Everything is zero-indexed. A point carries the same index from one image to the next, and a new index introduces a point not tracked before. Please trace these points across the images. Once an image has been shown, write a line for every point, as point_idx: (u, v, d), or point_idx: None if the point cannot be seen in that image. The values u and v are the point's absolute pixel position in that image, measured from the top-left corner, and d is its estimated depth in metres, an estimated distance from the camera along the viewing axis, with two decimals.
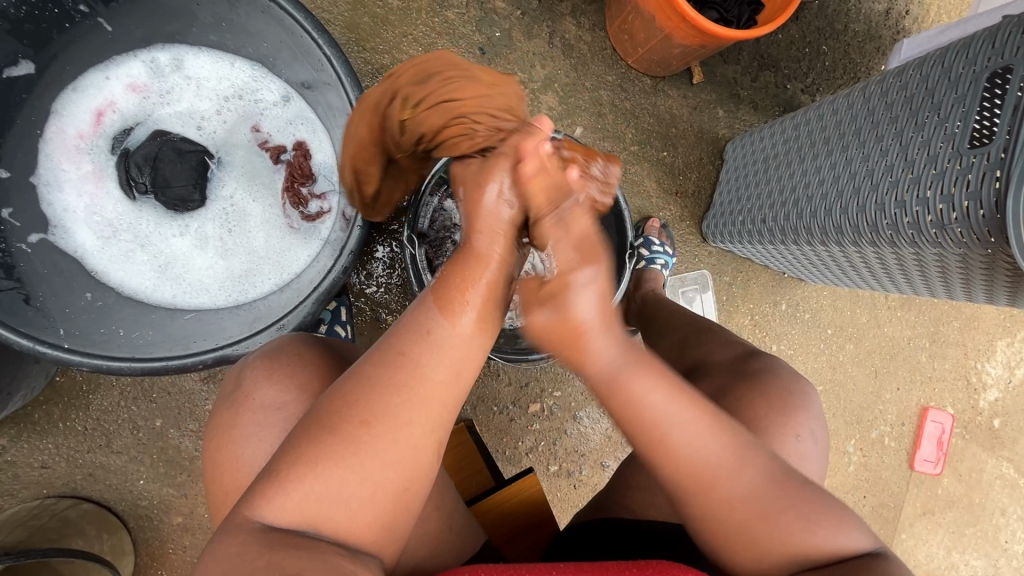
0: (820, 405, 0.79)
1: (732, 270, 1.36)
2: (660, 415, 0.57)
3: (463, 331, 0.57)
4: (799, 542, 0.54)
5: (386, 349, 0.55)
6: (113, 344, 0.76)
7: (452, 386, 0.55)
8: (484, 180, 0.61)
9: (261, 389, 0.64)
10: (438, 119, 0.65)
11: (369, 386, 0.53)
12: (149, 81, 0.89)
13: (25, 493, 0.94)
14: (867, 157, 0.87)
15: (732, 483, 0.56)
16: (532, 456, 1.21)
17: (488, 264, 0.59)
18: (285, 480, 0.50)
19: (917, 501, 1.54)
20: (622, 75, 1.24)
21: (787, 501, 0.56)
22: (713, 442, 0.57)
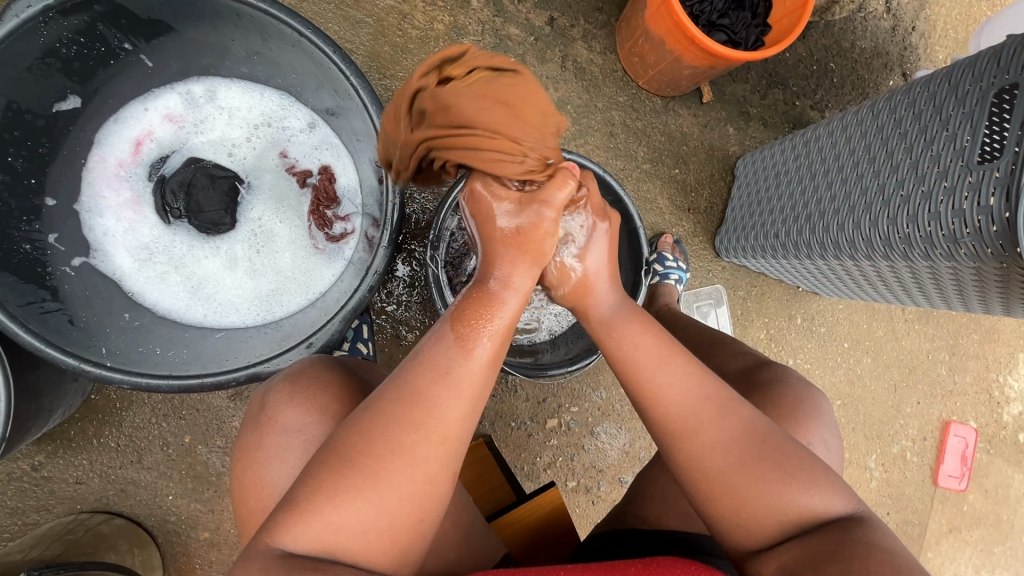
0: (834, 418, 0.80)
1: (746, 284, 1.37)
2: (642, 360, 0.64)
3: (479, 364, 0.57)
4: (781, 495, 0.59)
5: (403, 384, 0.56)
6: (152, 363, 0.79)
7: (465, 423, 0.56)
8: (523, 211, 0.60)
9: (284, 411, 0.66)
10: (496, 120, 0.59)
11: (385, 420, 0.54)
12: (183, 111, 0.94)
13: (59, 508, 0.97)
14: (877, 173, 0.89)
15: (711, 431, 0.61)
16: (550, 471, 1.22)
17: (505, 302, 0.60)
18: (306, 511, 0.51)
19: (942, 517, 1.51)
20: (633, 96, 1.27)
21: (766, 453, 0.60)
22: (695, 390, 0.62)
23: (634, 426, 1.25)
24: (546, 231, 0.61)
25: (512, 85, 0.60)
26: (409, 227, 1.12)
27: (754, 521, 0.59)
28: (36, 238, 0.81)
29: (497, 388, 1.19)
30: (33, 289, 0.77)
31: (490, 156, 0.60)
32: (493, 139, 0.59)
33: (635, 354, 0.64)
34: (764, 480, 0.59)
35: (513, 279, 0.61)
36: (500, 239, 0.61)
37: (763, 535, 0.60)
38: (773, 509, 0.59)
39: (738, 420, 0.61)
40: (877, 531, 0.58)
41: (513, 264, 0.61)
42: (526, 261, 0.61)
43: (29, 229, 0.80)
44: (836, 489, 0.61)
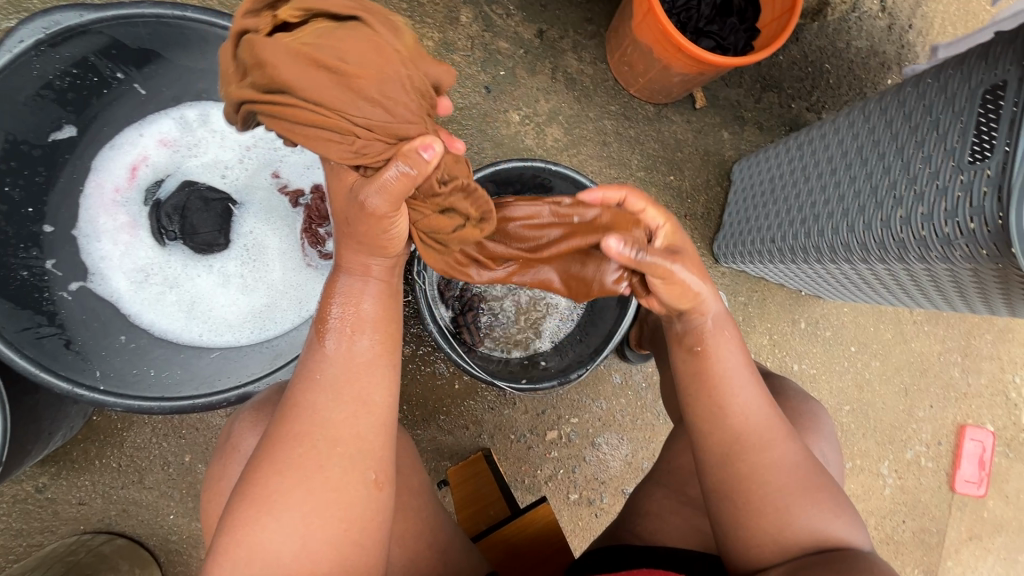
0: (831, 423, 0.78)
1: (747, 289, 1.35)
2: (723, 377, 0.63)
3: (357, 358, 0.58)
4: (818, 510, 0.60)
5: (287, 400, 0.58)
6: (145, 386, 0.80)
7: (355, 421, 0.57)
8: (364, 213, 0.56)
9: (242, 440, 0.67)
10: (317, 86, 0.52)
11: (273, 442, 0.56)
12: (174, 135, 0.95)
13: (63, 529, 0.98)
14: (869, 175, 0.88)
15: (777, 450, 0.61)
16: (551, 485, 1.21)
17: (367, 291, 0.60)
18: (214, 553, 0.53)
19: (962, 524, 1.47)
20: (625, 105, 1.27)
21: (817, 475, 0.62)
22: (767, 410, 0.63)
23: (635, 437, 1.24)
24: (364, 219, 0.56)
25: (348, 45, 0.52)
26: None
27: (791, 532, 0.59)
28: (34, 264, 0.83)
29: (495, 400, 1.19)
30: (29, 315, 0.78)
31: (312, 136, 0.54)
32: (317, 114, 0.53)
33: (724, 368, 0.63)
34: (809, 497, 0.60)
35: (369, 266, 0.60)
36: (348, 237, 0.59)
37: (789, 548, 0.59)
38: (807, 520, 0.59)
39: (798, 442, 0.63)
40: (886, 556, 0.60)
41: (363, 257, 0.60)
42: (363, 249, 0.59)
43: (26, 255, 0.83)
44: (857, 519, 0.63)
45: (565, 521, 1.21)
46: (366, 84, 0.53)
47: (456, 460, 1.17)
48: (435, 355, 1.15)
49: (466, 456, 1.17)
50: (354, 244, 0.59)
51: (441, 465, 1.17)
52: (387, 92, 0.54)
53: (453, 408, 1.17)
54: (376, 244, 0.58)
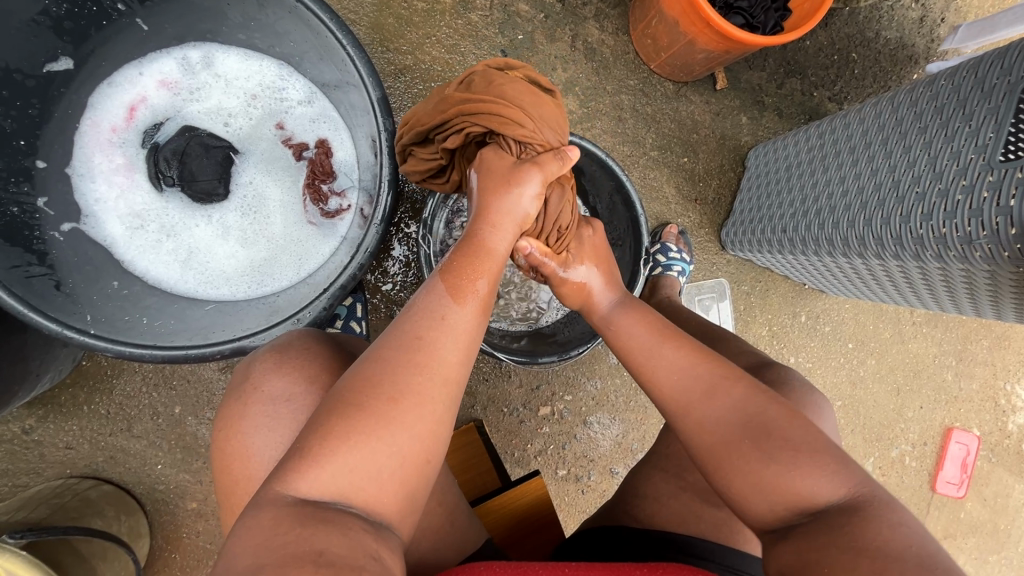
0: (834, 416, 0.78)
1: (750, 279, 1.33)
2: (640, 345, 0.71)
3: (472, 312, 0.59)
4: (773, 477, 0.56)
5: (402, 333, 0.56)
6: (136, 332, 0.77)
7: (463, 368, 0.56)
8: (517, 184, 0.66)
9: (274, 380, 0.66)
10: (519, 93, 0.69)
11: (387, 363, 0.54)
12: (176, 77, 0.92)
13: (49, 472, 0.97)
14: (893, 168, 0.85)
15: (700, 411, 0.62)
16: (540, 459, 1.21)
17: (493, 255, 0.63)
18: (316, 457, 0.50)
19: (937, 523, 1.49)
20: (644, 80, 1.23)
21: (748, 432, 0.59)
22: (680, 373, 0.66)
23: (627, 418, 1.24)
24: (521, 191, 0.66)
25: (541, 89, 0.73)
26: (410, 206, 1.10)
27: (743, 498, 0.57)
28: (24, 201, 0.79)
29: (491, 371, 1.18)
30: (20, 253, 0.74)
31: (502, 118, 0.67)
32: (512, 107, 0.68)
33: (630, 347, 0.72)
34: (745, 456, 0.57)
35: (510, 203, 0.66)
36: (490, 188, 0.66)
37: (762, 521, 0.57)
38: (760, 488, 0.56)
39: (726, 401, 0.61)
40: (882, 520, 0.51)
41: (496, 222, 0.65)
42: (501, 218, 0.65)
43: (17, 190, 0.79)
44: (834, 474, 0.55)
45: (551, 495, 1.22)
46: (550, 106, 0.71)
47: None
48: None
49: (457, 426, 1.16)
50: (496, 185, 0.66)
51: None
52: (558, 116, 0.72)
53: None
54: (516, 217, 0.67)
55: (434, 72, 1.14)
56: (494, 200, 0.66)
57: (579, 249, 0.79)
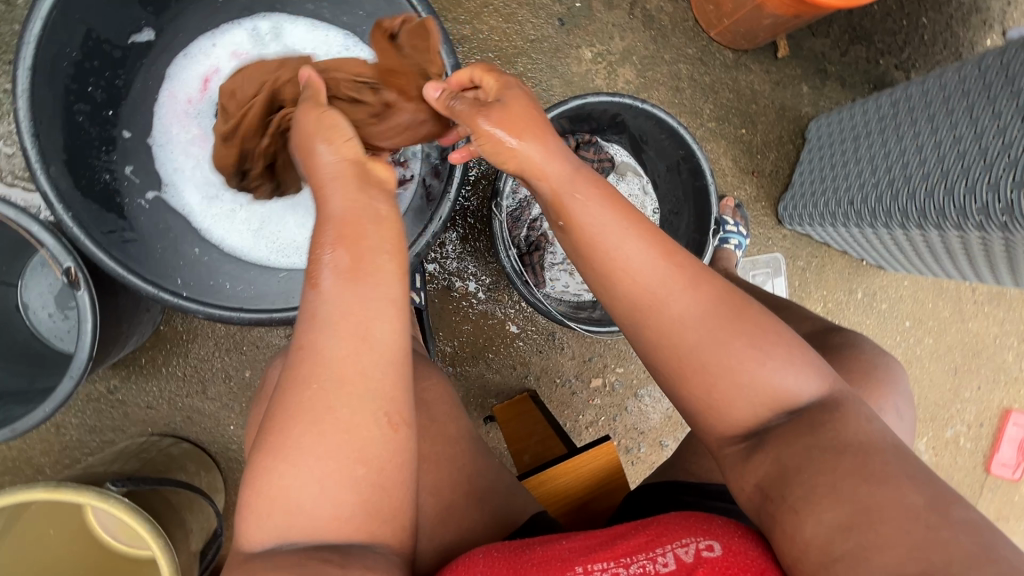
0: (907, 383, 0.75)
1: (806, 254, 1.31)
2: (601, 234, 0.59)
3: (342, 295, 0.54)
4: (745, 373, 0.57)
5: (291, 349, 0.55)
6: (222, 296, 0.81)
7: (357, 359, 0.54)
8: (315, 112, 0.64)
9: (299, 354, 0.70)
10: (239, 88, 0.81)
11: (286, 386, 0.54)
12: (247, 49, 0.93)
13: (133, 429, 1.03)
14: (979, 134, 0.81)
15: (674, 305, 0.58)
16: (591, 430, 1.23)
17: (334, 216, 0.57)
18: (243, 511, 0.53)
19: (990, 505, 1.46)
20: (703, 49, 1.20)
21: (734, 327, 0.58)
22: (655, 270, 0.59)
23: None
24: (315, 116, 0.63)
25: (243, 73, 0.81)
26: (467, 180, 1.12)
27: (723, 399, 0.57)
28: (114, 170, 0.82)
29: (544, 344, 1.19)
30: (114, 219, 0.78)
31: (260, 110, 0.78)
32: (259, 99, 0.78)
33: (595, 227, 0.60)
34: (720, 354, 0.57)
35: (331, 125, 0.62)
36: (310, 143, 0.62)
37: (739, 422, 0.57)
38: (741, 388, 0.57)
39: (692, 298, 0.59)
40: (845, 416, 0.55)
41: (316, 152, 0.61)
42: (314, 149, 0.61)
43: (107, 159, 0.81)
44: (799, 367, 0.58)
45: None
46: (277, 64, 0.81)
47: (502, 399, 1.19)
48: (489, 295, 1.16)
49: (512, 396, 1.18)
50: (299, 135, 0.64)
51: (486, 402, 1.18)
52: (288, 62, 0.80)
53: (503, 347, 1.18)
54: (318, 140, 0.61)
55: (491, 42, 1.12)
56: (309, 139, 0.62)
57: (514, 101, 0.63)
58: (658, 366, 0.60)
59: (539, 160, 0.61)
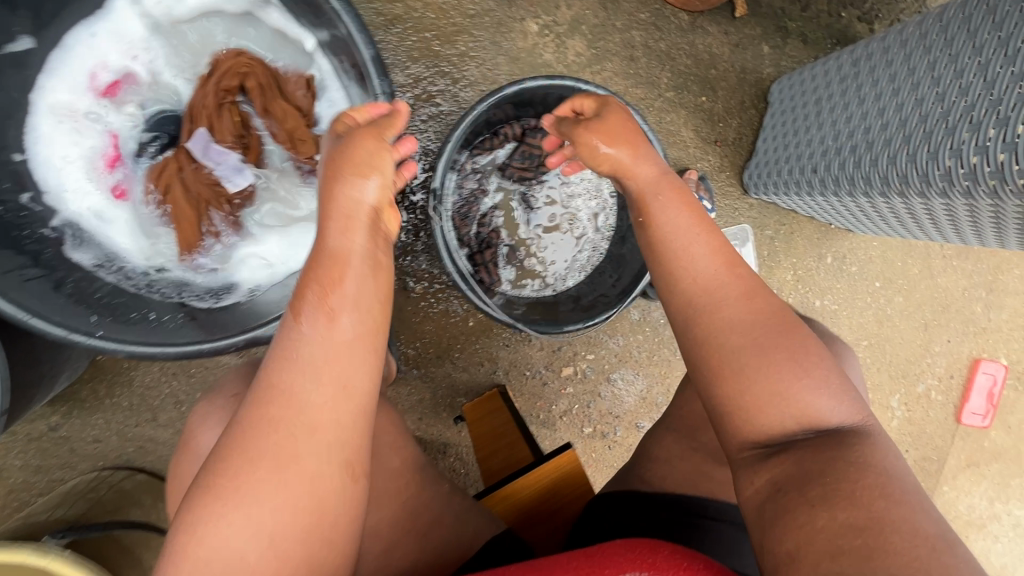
0: (859, 368, 0.76)
1: (774, 222, 1.27)
2: (677, 232, 0.65)
3: (337, 339, 0.53)
4: (784, 385, 0.56)
5: (260, 382, 0.53)
6: (145, 328, 0.74)
7: (335, 409, 0.52)
8: (379, 141, 0.61)
9: (230, 381, 0.64)
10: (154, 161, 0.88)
11: (245, 426, 0.51)
12: (141, 38, 0.88)
13: (83, 465, 0.97)
14: (941, 96, 0.76)
15: (727, 307, 0.60)
16: (566, 419, 1.21)
17: (346, 263, 0.56)
18: (172, 556, 0.49)
19: (962, 453, 1.49)
20: (656, 12, 1.13)
21: (781, 337, 0.58)
22: (719, 272, 0.62)
23: (651, 372, 1.22)
24: (375, 141, 0.60)
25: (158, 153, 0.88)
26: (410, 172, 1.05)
27: (755, 406, 0.56)
28: (8, 199, 0.78)
29: (511, 337, 1.16)
30: (13, 257, 0.73)
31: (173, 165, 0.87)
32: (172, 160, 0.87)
33: (670, 228, 0.65)
34: (766, 360, 0.57)
35: (365, 163, 0.59)
36: (337, 178, 0.58)
37: (769, 432, 0.56)
38: (775, 397, 0.56)
39: (752, 306, 0.60)
40: (879, 443, 0.54)
41: (347, 184, 0.58)
42: (345, 175, 0.58)
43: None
44: (840, 395, 0.57)
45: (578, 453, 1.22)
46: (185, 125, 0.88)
47: (472, 397, 1.15)
48: (447, 293, 1.11)
49: (482, 393, 1.14)
50: (342, 166, 0.59)
51: (456, 402, 1.14)
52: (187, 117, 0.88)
53: (468, 345, 1.13)
54: (353, 170, 0.58)
55: (428, 20, 1.03)
56: (342, 173, 0.58)
57: (608, 117, 0.71)
58: (697, 363, 0.61)
59: (630, 165, 0.70)
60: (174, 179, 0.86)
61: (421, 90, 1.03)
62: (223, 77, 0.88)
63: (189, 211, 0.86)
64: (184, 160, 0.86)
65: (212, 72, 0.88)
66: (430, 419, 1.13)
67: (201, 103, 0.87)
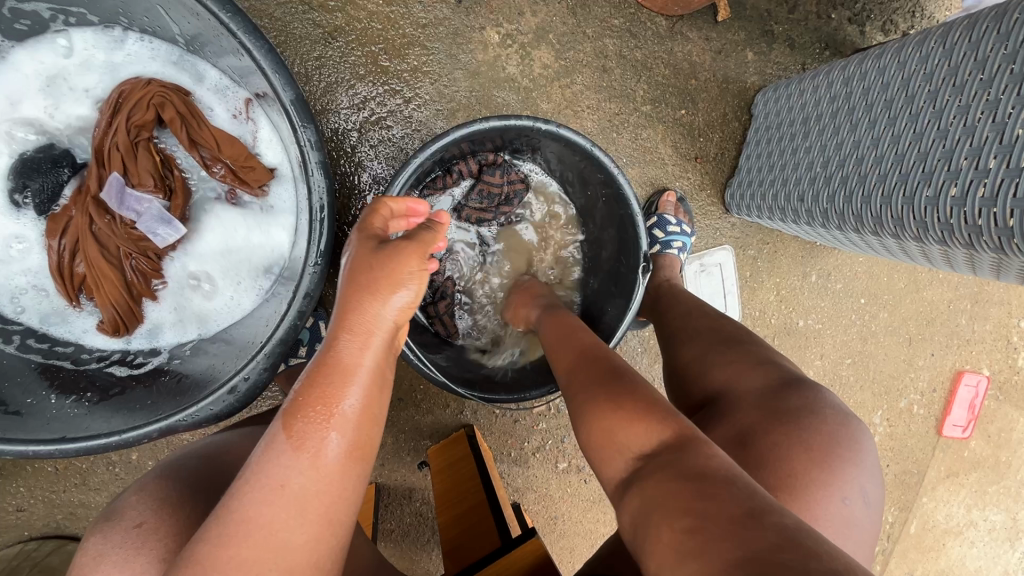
0: (874, 446, 0.65)
1: (757, 241, 1.20)
2: (552, 332, 0.71)
3: (327, 467, 0.45)
4: (610, 406, 0.53)
5: (231, 513, 0.43)
6: (43, 424, 0.72)
7: (319, 550, 0.45)
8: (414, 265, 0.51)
9: (134, 504, 0.54)
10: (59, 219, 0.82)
11: (203, 572, 0.41)
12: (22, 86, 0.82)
13: (6, 536, 0.89)
14: (944, 131, 0.68)
15: (570, 367, 0.63)
16: (539, 456, 1.14)
17: (354, 378, 0.47)
18: None
19: (942, 464, 1.45)
20: (631, 17, 1.03)
21: (611, 373, 0.57)
22: (574, 346, 0.66)
23: None
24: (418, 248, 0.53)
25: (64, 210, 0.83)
26: (361, 205, 0.95)
27: (602, 443, 0.52)
28: None
29: None
30: None
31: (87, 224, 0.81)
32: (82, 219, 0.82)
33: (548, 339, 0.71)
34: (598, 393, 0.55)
35: (400, 272, 0.51)
36: (362, 288, 0.50)
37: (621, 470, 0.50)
38: (608, 424, 0.52)
39: (598, 358, 0.62)
40: (714, 445, 0.47)
41: (376, 300, 0.49)
42: (377, 294, 0.49)
43: None
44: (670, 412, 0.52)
45: (553, 489, 1.15)
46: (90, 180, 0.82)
47: (437, 438, 1.08)
48: None
49: (448, 434, 1.07)
50: (372, 274, 0.50)
51: (421, 445, 1.07)
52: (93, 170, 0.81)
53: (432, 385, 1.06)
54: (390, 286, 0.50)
55: (374, 32, 0.92)
56: (370, 280, 0.50)
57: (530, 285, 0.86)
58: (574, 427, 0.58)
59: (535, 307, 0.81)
60: (85, 232, 0.81)
61: (369, 113, 0.94)
62: (134, 109, 0.81)
63: (109, 269, 0.81)
64: (95, 213, 0.81)
65: (121, 102, 0.81)
66: (393, 464, 1.06)
67: (112, 142, 0.81)
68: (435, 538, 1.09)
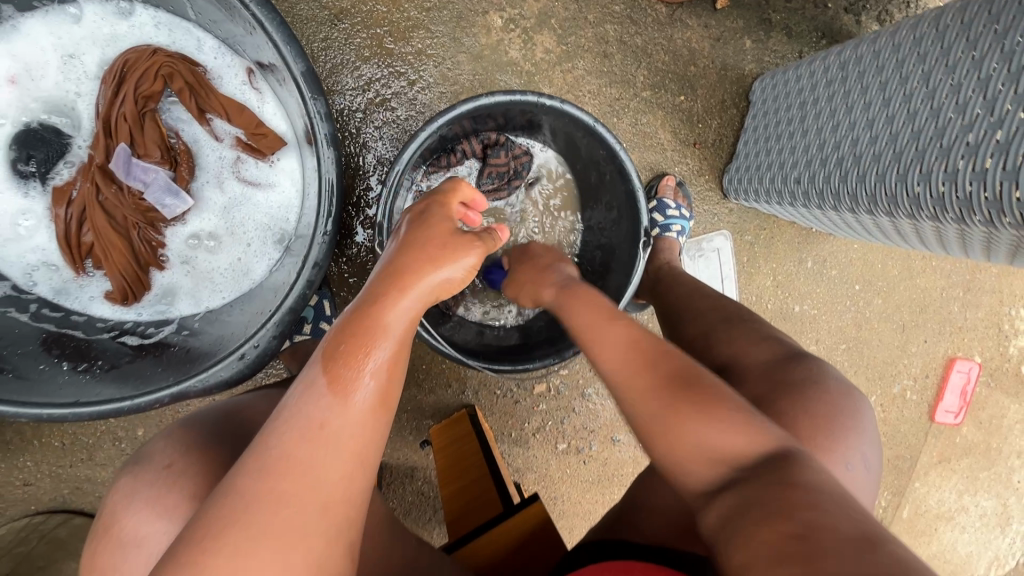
0: (874, 416, 0.66)
1: (754, 227, 1.22)
2: (567, 307, 0.68)
3: (358, 411, 0.47)
4: (682, 411, 0.50)
5: (267, 447, 0.44)
6: (56, 389, 0.74)
7: (351, 487, 0.46)
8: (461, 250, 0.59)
9: (161, 449, 0.55)
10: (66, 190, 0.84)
11: (243, 504, 0.42)
12: (32, 58, 0.84)
13: (13, 510, 0.90)
14: (936, 110, 0.70)
15: (608, 350, 0.59)
16: (539, 437, 1.16)
17: (389, 333, 0.50)
18: None
19: (934, 450, 1.47)
20: (631, 4, 1.05)
21: (670, 368, 0.54)
22: (606, 323, 0.62)
23: None
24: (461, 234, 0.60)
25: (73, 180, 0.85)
26: (366, 185, 0.97)
27: (677, 446, 0.49)
28: None
29: None
30: None
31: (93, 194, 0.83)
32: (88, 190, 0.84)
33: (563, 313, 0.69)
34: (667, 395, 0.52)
35: (452, 250, 0.58)
36: (415, 254, 0.56)
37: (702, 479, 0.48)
38: (684, 427, 0.49)
39: (639, 341, 0.58)
40: (800, 450, 0.46)
41: (425, 266, 0.55)
42: (423, 260, 0.55)
43: None
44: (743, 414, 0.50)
45: (553, 470, 1.17)
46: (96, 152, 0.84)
47: (439, 418, 1.09)
48: None
49: (450, 413, 1.09)
50: (419, 246, 0.57)
51: (423, 424, 1.09)
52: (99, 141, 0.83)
53: (434, 365, 1.08)
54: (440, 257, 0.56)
55: (379, 14, 0.94)
56: (418, 250, 0.56)
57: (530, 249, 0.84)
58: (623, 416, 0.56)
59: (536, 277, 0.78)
60: (92, 202, 0.83)
61: (373, 94, 0.95)
62: (142, 79, 0.83)
63: (116, 238, 0.83)
64: (102, 183, 0.83)
65: (127, 72, 0.83)
66: (395, 443, 1.08)
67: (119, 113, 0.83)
68: (436, 517, 1.11)
